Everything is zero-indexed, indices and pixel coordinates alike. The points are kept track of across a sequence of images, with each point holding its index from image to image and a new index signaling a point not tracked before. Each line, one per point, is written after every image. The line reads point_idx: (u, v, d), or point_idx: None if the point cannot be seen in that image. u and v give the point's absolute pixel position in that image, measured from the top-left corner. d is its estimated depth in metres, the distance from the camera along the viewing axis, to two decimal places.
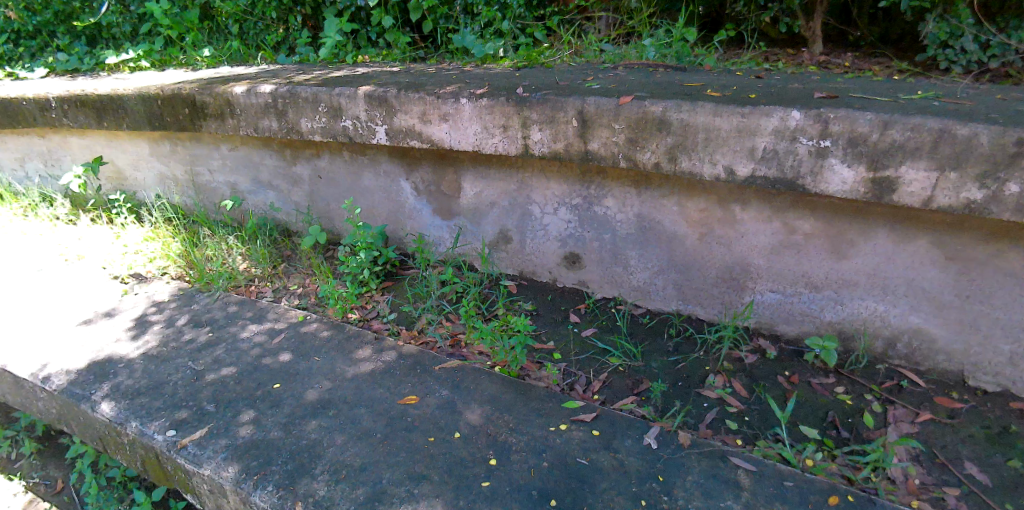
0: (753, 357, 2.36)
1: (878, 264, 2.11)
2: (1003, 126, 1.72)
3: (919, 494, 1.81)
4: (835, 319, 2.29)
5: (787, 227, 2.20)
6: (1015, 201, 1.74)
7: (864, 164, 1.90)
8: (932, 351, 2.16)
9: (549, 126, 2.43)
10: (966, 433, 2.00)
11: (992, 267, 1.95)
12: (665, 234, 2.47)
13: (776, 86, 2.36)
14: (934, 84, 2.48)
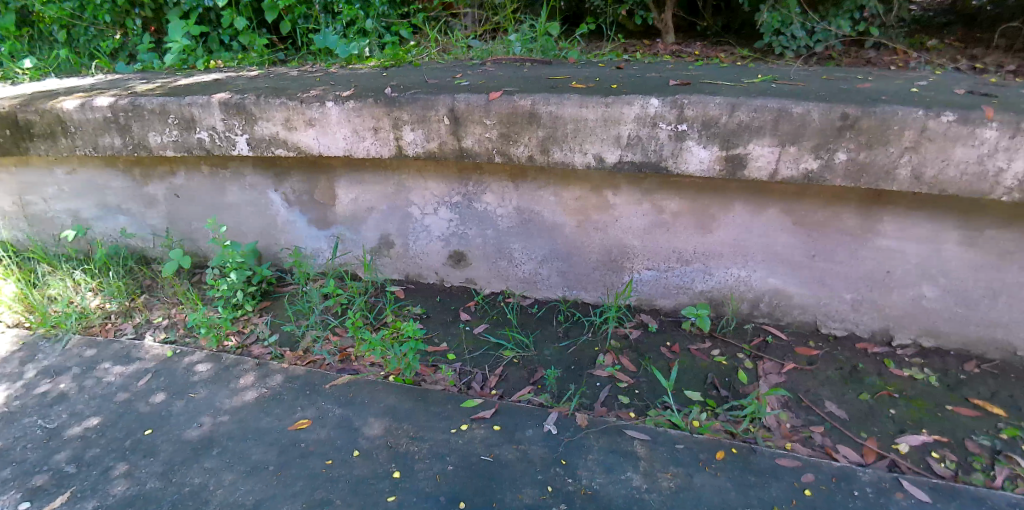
0: (636, 333, 2.48)
1: (737, 234, 2.30)
2: (828, 103, 1.93)
3: (791, 437, 2.00)
4: (705, 288, 2.46)
5: (656, 208, 2.33)
6: (844, 168, 1.96)
7: (717, 144, 2.05)
8: (789, 307, 2.40)
9: (422, 126, 2.38)
10: (824, 376, 2.24)
11: (831, 228, 2.18)
12: (546, 225, 2.52)
13: (634, 75, 2.47)
14: (772, 68, 2.71)
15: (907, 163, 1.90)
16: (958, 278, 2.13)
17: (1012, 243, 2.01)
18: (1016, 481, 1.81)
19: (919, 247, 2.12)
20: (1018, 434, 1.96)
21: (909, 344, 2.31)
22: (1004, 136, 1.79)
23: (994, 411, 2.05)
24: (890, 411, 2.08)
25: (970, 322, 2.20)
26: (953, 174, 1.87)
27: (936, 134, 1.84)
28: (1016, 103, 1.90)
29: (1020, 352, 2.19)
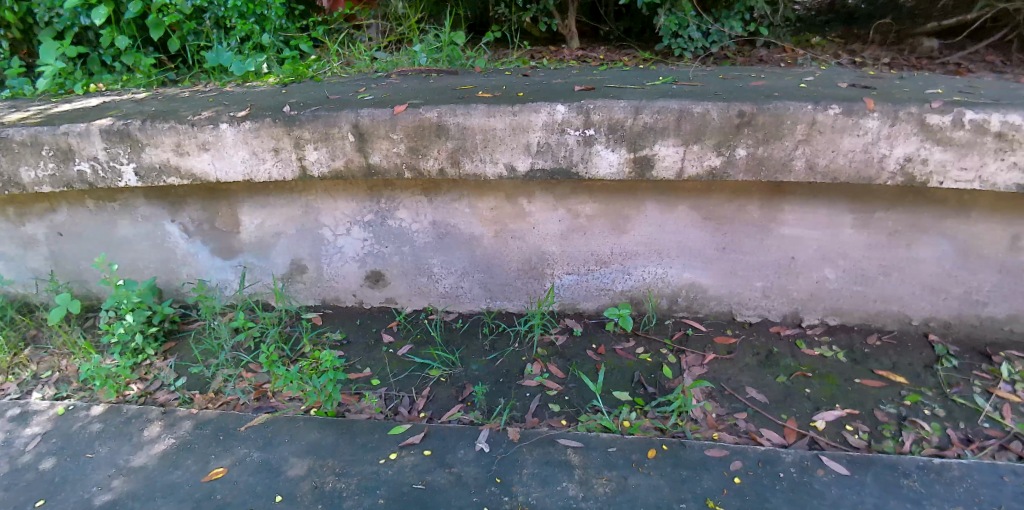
0: (562, 338, 2.47)
1: (651, 232, 2.34)
2: (726, 102, 1.99)
3: (718, 426, 2.05)
4: (625, 288, 2.49)
5: (572, 212, 2.33)
6: (744, 163, 2.03)
7: (625, 147, 2.07)
8: (706, 299, 2.47)
9: (326, 144, 2.27)
10: (743, 362, 2.31)
11: (737, 221, 2.26)
12: (464, 237, 2.47)
13: (540, 82, 2.47)
14: (673, 70, 2.75)
15: (801, 154, 1.98)
16: (855, 258, 2.26)
17: (898, 223, 2.16)
18: (921, 444, 1.94)
19: (819, 233, 2.23)
20: (919, 399, 2.10)
21: (816, 324, 2.43)
22: (884, 126, 1.90)
23: (897, 380, 2.18)
24: (806, 390, 2.17)
25: (869, 299, 2.34)
26: (843, 163, 1.97)
27: (825, 126, 1.93)
28: (891, 94, 2.03)
29: (914, 322, 2.35)
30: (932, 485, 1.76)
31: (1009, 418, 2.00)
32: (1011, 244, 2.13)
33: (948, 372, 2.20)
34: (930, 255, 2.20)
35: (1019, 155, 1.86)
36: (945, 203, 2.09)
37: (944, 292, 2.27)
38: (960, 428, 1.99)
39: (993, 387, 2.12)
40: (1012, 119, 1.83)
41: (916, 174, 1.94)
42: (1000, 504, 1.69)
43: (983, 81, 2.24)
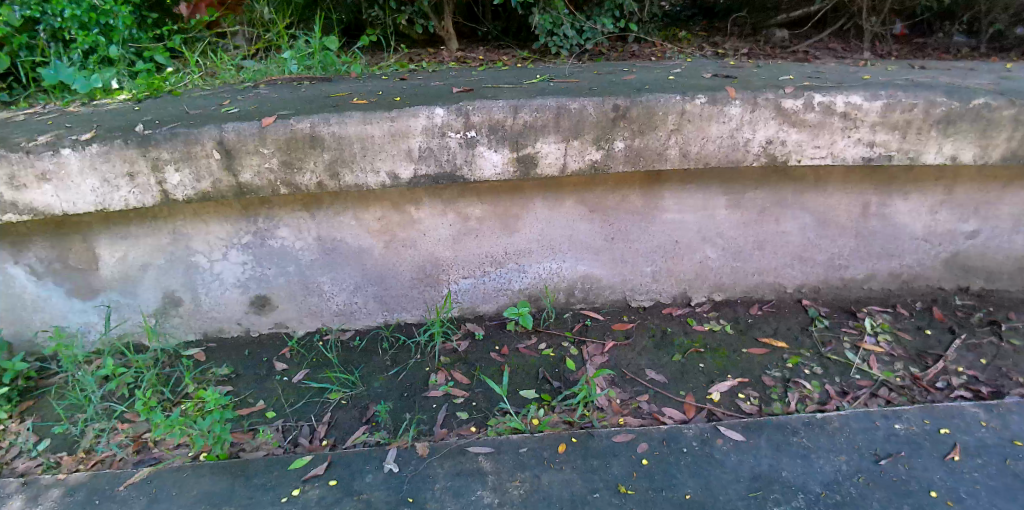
0: (465, 344, 2.42)
1: (542, 229, 2.35)
2: (601, 97, 2.01)
3: (623, 411, 2.08)
4: (522, 286, 2.49)
5: (461, 216, 2.30)
6: (623, 155, 2.06)
7: (507, 147, 2.06)
8: (601, 288, 2.52)
9: (188, 164, 2.07)
10: (641, 345, 2.38)
11: (622, 211, 2.32)
12: (352, 251, 2.36)
13: (418, 85, 2.41)
14: (550, 67, 2.67)
15: (674, 143, 2.03)
16: (731, 237, 2.40)
17: (766, 200, 2.31)
18: (804, 402, 2.08)
19: (697, 216, 2.35)
20: (799, 360, 2.26)
21: (704, 301, 2.56)
22: (745, 112, 1.97)
23: (778, 344, 2.34)
24: (700, 365, 2.27)
25: (747, 273, 2.50)
26: (711, 149, 2.03)
27: (693, 116, 1.98)
28: (749, 81, 2.08)
29: (788, 289, 2.54)
30: (817, 439, 1.90)
31: (875, 368, 2.21)
32: (861, 212, 2.35)
33: (821, 332, 2.39)
34: (796, 228, 2.38)
35: (863, 131, 1.98)
36: (804, 179, 2.27)
37: (811, 260, 2.46)
38: (836, 382, 2.16)
39: (859, 341, 2.33)
40: (854, 99, 1.95)
41: (777, 154, 2.03)
42: (874, 448, 1.86)
43: (828, 67, 2.37)
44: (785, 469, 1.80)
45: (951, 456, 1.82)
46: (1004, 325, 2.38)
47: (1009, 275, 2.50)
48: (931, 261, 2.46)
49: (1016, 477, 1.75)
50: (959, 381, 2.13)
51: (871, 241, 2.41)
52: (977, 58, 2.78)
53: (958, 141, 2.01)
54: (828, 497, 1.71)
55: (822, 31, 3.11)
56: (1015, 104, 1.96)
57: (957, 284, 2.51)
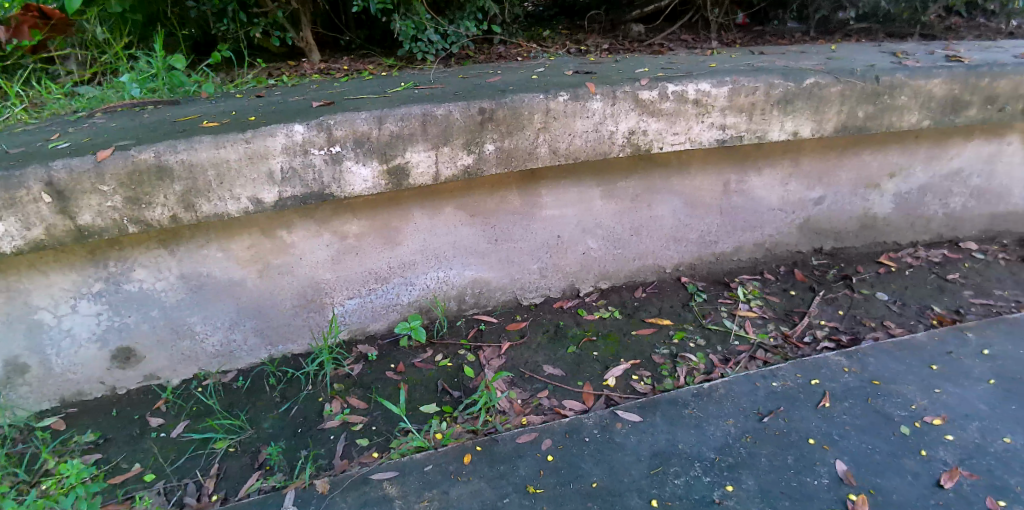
0: (358, 367, 2.33)
1: (425, 239, 2.31)
2: (465, 101, 1.99)
3: (525, 410, 2.09)
4: (411, 299, 2.44)
5: (338, 235, 2.20)
6: (494, 157, 2.06)
7: (376, 160, 1.99)
8: (491, 291, 2.52)
9: (12, 212, 1.80)
10: (536, 342, 2.40)
11: (502, 212, 2.33)
12: (223, 285, 2.19)
13: (275, 102, 2.27)
14: (416, 73, 2.59)
15: (543, 141, 2.05)
16: (610, 226, 2.48)
17: (637, 188, 2.41)
18: (692, 374, 2.18)
19: (576, 209, 2.40)
20: (684, 335, 2.38)
21: (592, 290, 2.63)
22: (607, 105, 2.02)
23: (664, 322, 2.45)
24: (594, 353, 2.32)
25: (629, 258, 2.60)
26: (579, 144, 2.08)
27: (558, 113, 2.02)
28: (607, 75, 2.13)
29: (668, 270, 2.67)
30: (707, 408, 2.00)
31: (751, 332, 2.37)
32: (723, 190, 2.51)
33: (701, 306, 2.53)
34: (667, 211, 2.50)
35: (714, 116, 2.11)
36: (669, 164, 2.38)
37: (684, 239, 2.60)
38: (718, 350, 2.29)
39: (735, 309, 2.49)
40: (703, 86, 2.06)
41: (641, 143, 2.11)
42: (757, 407, 1.99)
43: (679, 58, 2.49)
44: (681, 441, 1.88)
45: (822, 404, 1.98)
46: (854, 278, 2.65)
47: (853, 233, 2.78)
48: (788, 228, 2.68)
49: (876, 413, 1.95)
50: (822, 334, 2.34)
51: (735, 216, 2.59)
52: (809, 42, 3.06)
53: (797, 119, 2.19)
54: (722, 461, 1.81)
55: (674, 24, 3.28)
56: (840, 81, 2.17)
57: (812, 246, 2.76)
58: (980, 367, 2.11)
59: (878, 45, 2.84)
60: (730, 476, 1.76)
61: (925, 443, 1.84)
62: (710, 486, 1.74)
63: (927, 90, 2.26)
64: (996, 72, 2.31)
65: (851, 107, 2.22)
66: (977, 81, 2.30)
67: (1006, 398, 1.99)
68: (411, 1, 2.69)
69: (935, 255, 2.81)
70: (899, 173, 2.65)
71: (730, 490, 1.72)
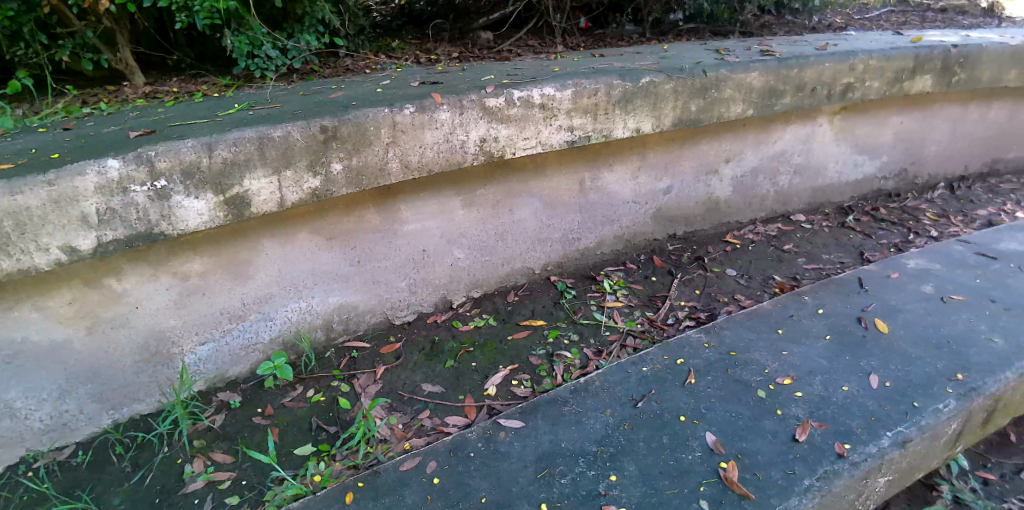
0: (220, 418, 2.13)
1: (279, 269, 2.16)
2: (304, 120, 1.88)
3: (407, 435, 2.03)
4: (273, 336, 2.28)
5: (179, 276, 2.00)
6: (343, 177, 1.97)
7: (211, 190, 1.82)
8: (360, 315, 2.42)
9: None
10: (412, 361, 2.35)
11: (361, 232, 2.25)
12: (41, 351, 1.88)
13: (84, 135, 2.03)
14: (252, 92, 2.44)
15: (394, 156, 2.00)
16: (474, 234, 2.48)
17: (497, 193, 2.43)
18: (569, 370, 2.23)
19: (438, 221, 2.37)
20: (558, 333, 2.43)
21: (465, 300, 2.62)
22: (455, 115, 2.01)
23: (537, 323, 2.49)
24: (472, 364, 2.31)
25: (497, 264, 2.62)
26: (431, 156, 2.05)
27: (406, 126, 1.97)
28: (453, 85, 2.12)
29: (537, 271, 2.72)
30: (584, 402, 2.04)
31: (620, 321, 2.48)
32: (579, 188, 2.61)
33: (571, 302, 2.61)
34: (529, 213, 2.55)
35: (561, 118, 2.17)
36: (525, 168, 2.44)
37: (549, 240, 2.67)
38: (591, 343, 2.37)
39: (603, 301, 2.60)
40: (547, 91, 2.11)
41: (493, 150, 2.13)
42: (630, 393, 2.06)
43: (524, 64, 2.53)
44: (564, 439, 1.90)
45: (688, 380, 2.10)
46: (706, 259, 2.90)
47: (701, 217, 3.05)
48: (642, 217, 2.86)
49: (736, 382, 2.09)
50: (683, 314, 2.51)
51: (593, 212, 2.71)
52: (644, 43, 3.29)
53: (638, 116, 2.32)
54: (604, 452, 1.85)
55: (520, 30, 3.36)
56: (672, 79, 2.32)
57: (667, 233, 2.97)
58: (817, 325, 2.36)
59: (704, 44, 3.11)
60: (613, 465, 1.80)
61: (779, 402, 2.00)
62: (595, 479, 1.76)
63: (747, 81, 2.51)
64: (802, 63, 2.64)
65: (684, 102, 2.39)
66: (787, 73, 2.61)
67: (840, 350, 2.22)
68: (243, 15, 2.53)
69: (771, 229, 3.19)
70: (733, 158, 2.95)
71: (614, 480, 1.76)
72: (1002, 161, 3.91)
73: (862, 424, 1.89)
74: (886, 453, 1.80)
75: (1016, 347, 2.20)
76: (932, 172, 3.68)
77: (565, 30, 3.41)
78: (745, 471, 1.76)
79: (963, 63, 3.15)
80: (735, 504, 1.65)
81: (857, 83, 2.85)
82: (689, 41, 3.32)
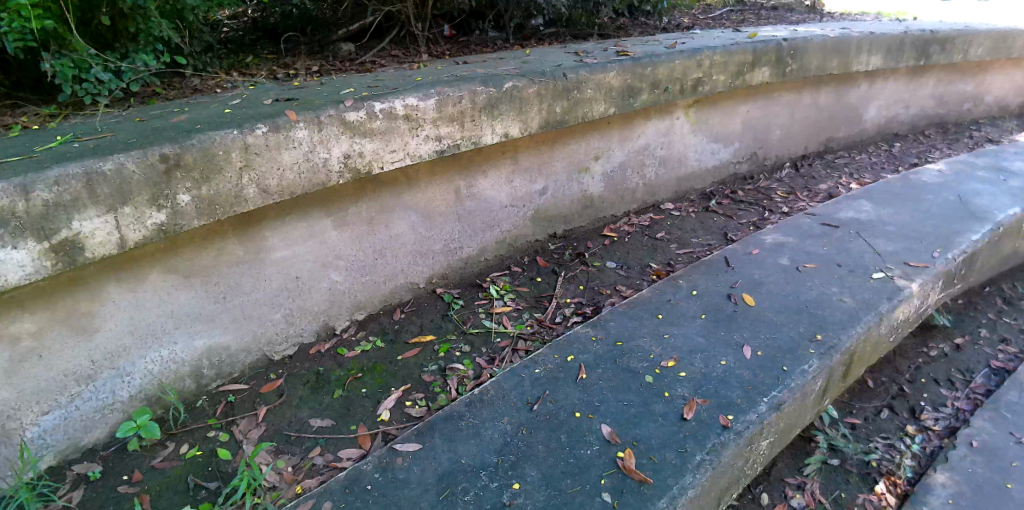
0: (77, 493, 1.85)
1: (131, 316, 1.93)
2: (140, 149, 1.69)
3: (297, 477, 1.91)
4: (134, 392, 2.02)
5: (4, 340, 1.70)
6: (193, 208, 1.81)
7: (31, 237, 1.55)
8: (234, 356, 2.23)
9: None
10: (297, 397, 2.22)
11: (224, 266, 2.08)
12: None
13: None
14: (79, 121, 2.17)
15: (249, 181, 1.88)
16: (351, 255, 2.39)
17: (370, 210, 2.37)
18: (462, 383, 2.25)
19: (310, 245, 2.26)
20: (448, 346, 2.43)
21: (349, 325, 2.51)
22: (313, 132, 1.95)
23: (427, 339, 2.48)
24: (363, 390, 2.24)
25: (379, 283, 2.54)
26: (292, 178, 1.96)
27: (259, 147, 1.86)
28: (309, 101, 2.08)
29: (421, 284, 2.69)
30: (481, 413, 2.02)
31: (509, 326, 2.54)
32: (455, 196, 2.62)
33: (459, 313, 2.62)
34: (406, 227, 2.51)
35: (427, 128, 2.20)
36: (398, 182, 2.40)
37: (430, 252, 2.65)
38: (483, 352, 2.40)
39: (491, 308, 2.64)
40: (410, 101, 2.12)
41: (359, 166, 2.09)
42: (525, 398, 2.06)
43: (385, 76, 2.53)
44: (463, 455, 1.86)
45: (580, 376, 2.14)
46: (586, 254, 3.03)
47: (578, 214, 3.17)
48: (521, 220, 2.93)
49: (624, 371, 2.16)
50: (569, 311, 2.62)
51: (472, 219, 2.73)
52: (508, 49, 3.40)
53: (504, 121, 2.42)
54: (505, 462, 1.82)
55: (382, 40, 3.35)
56: (534, 83, 2.45)
57: (547, 233, 3.07)
58: (692, 306, 2.50)
59: (564, 48, 3.25)
60: (515, 473, 1.78)
61: (666, 385, 2.08)
62: (498, 491, 1.73)
63: (606, 82, 2.69)
64: (654, 61, 2.85)
65: (549, 104, 2.53)
66: (642, 71, 2.81)
67: (715, 327, 2.37)
68: (62, 35, 2.19)
69: (644, 219, 3.37)
70: (602, 155, 3.09)
71: (517, 488, 1.73)
72: (834, 139, 4.40)
73: (741, 395, 2.01)
74: (764, 417, 1.93)
75: (861, 304, 2.46)
76: (778, 153, 4.06)
77: (429, 38, 3.43)
78: (642, 456, 1.80)
79: (794, 54, 3.50)
80: (635, 491, 1.69)
81: (705, 77, 3.10)
82: (550, 45, 3.48)
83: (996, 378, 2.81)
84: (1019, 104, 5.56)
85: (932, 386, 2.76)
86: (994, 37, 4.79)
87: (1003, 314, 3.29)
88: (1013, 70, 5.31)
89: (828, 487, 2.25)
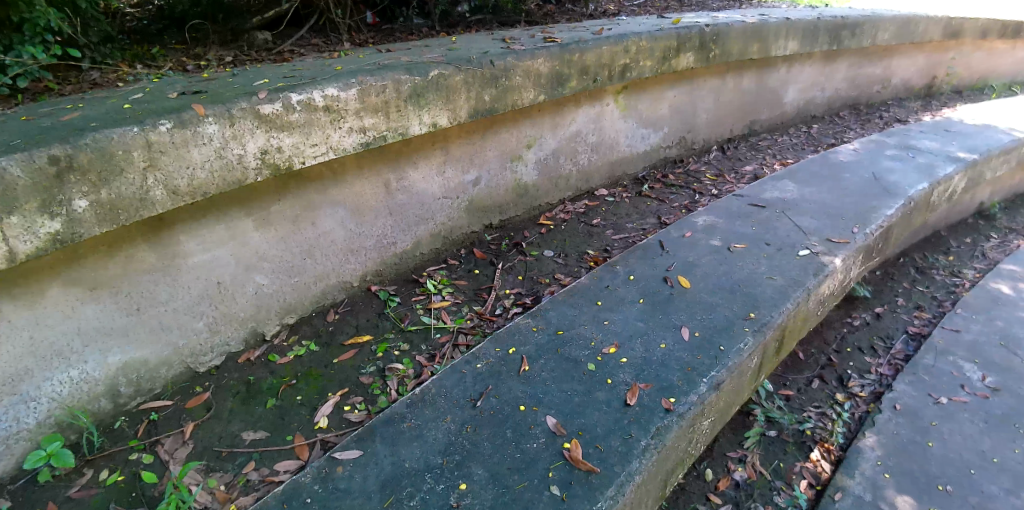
0: None
1: (31, 335, 1.74)
2: (25, 151, 1.51)
3: (230, 496, 1.79)
4: (39, 420, 1.82)
5: None
6: (93, 215, 1.64)
7: None
8: (152, 371, 2.06)
9: None
10: (226, 410, 2.08)
11: (135, 274, 1.91)
12: None
13: None
14: None
15: (155, 183, 1.74)
16: (276, 256, 2.27)
17: (294, 207, 2.25)
18: (403, 384, 2.19)
19: (229, 248, 2.12)
20: (386, 346, 2.36)
21: (279, 330, 2.38)
22: (224, 127, 1.82)
23: (364, 339, 2.39)
24: (297, 398, 2.14)
25: (309, 284, 2.43)
26: (203, 176, 1.82)
27: (163, 145, 1.72)
28: (218, 93, 1.94)
29: (355, 283, 2.59)
30: (424, 414, 1.95)
31: (448, 321, 2.49)
32: (385, 191, 2.53)
33: (396, 310, 2.54)
34: (335, 224, 2.40)
35: (350, 120, 2.10)
36: (323, 178, 2.29)
37: (362, 249, 2.55)
38: (422, 350, 2.35)
39: (429, 303, 2.58)
40: (330, 92, 2.02)
41: (278, 162, 1.98)
42: (468, 394, 2.02)
43: (303, 65, 2.42)
44: (406, 459, 1.79)
45: (522, 369, 2.11)
46: (523, 244, 3.02)
47: (513, 204, 3.14)
48: (455, 212, 2.87)
49: (566, 360, 2.15)
50: (508, 303, 2.60)
51: (404, 213, 2.64)
52: (434, 35, 3.34)
53: (432, 110, 2.35)
54: (450, 462, 1.77)
55: (300, 28, 3.24)
56: (461, 70, 2.40)
57: (483, 224, 3.03)
58: (630, 291, 2.52)
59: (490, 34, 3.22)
60: (460, 474, 1.73)
61: (607, 372, 2.08)
62: (444, 493, 1.68)
63: (534, 68, 2.67)
64: (581, 47, 2.86)
65: (477, 92, 2.49)
66: (570, 57, 2.81)
67: (652, 311, 2.40)
68: None
69: (579, 206, 3.38)
70: (533, 143, 3.07)
71: (463, 488, 1.69)
72: (758, 122, 4.57)
73: (681, 377, 2.04)
74: (703, 398, 1.96)
75: (790, 281, 2.55)
76: (705, 137, 4.17)
77: (351, 26, 3.33)
78: (588, 446, 1.79)
79: (716, 39, 3.59)
80: (583, 481, 1.68)
81: (632, 63, 3.13)
82: (477, 32, 3.45)
83: (912, 344, 3.00)
84: (921, 85, 5.96)
85: (856, 354, 2.90)
86: (897, 23, 5.08)
87: (916, 283, 3.51)
88: (916, 53, 5.67)
89: (767, 459, 2.33)
